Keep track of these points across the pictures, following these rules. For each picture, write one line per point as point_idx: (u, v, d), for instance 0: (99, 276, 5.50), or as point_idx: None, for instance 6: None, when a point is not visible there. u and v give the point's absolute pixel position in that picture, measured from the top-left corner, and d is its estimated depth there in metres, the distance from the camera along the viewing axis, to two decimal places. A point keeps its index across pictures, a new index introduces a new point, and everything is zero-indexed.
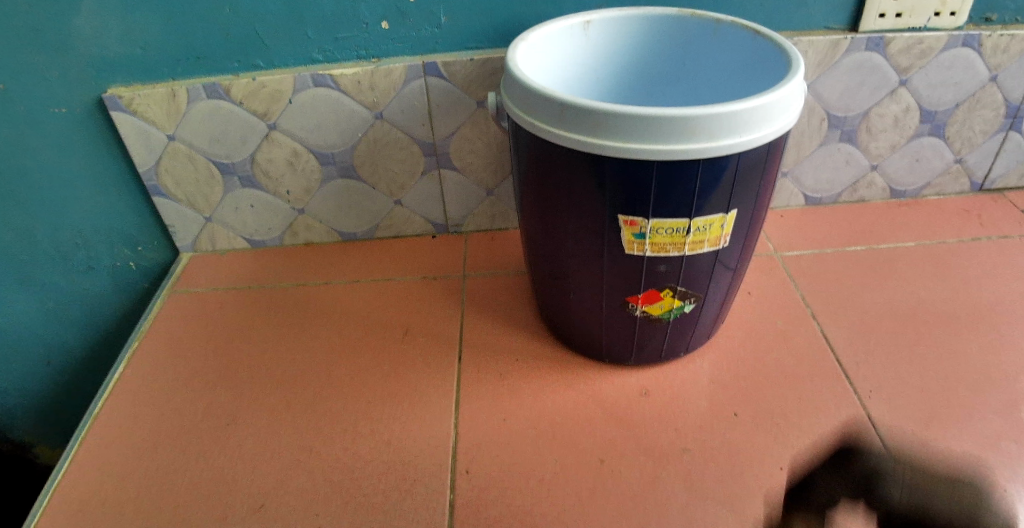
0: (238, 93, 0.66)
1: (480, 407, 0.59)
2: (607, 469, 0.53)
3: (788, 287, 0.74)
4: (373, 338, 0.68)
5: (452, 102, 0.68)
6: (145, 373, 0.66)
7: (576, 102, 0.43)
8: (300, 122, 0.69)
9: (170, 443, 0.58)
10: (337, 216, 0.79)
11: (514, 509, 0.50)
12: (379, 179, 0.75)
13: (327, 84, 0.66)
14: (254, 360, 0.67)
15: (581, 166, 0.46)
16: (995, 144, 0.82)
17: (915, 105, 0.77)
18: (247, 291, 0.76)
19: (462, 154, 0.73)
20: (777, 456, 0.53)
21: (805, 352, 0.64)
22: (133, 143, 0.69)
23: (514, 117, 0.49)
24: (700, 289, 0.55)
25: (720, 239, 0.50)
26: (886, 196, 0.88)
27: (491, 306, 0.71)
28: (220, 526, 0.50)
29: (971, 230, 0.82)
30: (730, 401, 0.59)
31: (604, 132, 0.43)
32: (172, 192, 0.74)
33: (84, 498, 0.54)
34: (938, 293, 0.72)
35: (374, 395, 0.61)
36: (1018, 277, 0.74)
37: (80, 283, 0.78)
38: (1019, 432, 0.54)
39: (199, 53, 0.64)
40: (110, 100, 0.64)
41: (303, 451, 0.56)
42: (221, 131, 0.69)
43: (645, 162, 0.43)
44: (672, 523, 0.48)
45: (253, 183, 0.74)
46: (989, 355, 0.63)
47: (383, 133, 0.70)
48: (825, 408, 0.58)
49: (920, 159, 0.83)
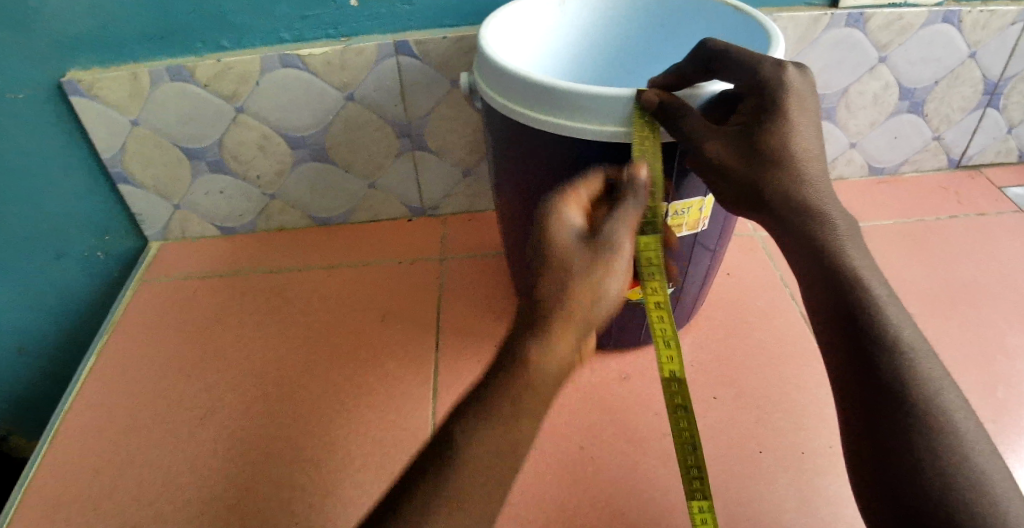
0: (203, 75, 0.63)
1: (460, 392, 0.59)
2: (587, 455, 0.54)
3: (768, 266, 0.74)
4: (350, 324, 0.68)
5: (426, 82, 0.66)
6: (119, 365, 0.65)
7: (551, 84, 0.42)
8: (270, 104, 0.67)
9: (144, 437, 0.58)
10: (311, 200, 0.77)
11: None
12: (354, 161, 0.73)
13: (296, 65, 0.63)
14: (234, 349, 0.66)
15: (554, 150, 0.45)
16: (973, 121, 0.82)
17: (894, 82, 0.77)
18: (221, 279, 0.74)
19: (438, 135, 0.71)
20: (756, 439, 0.55)
21: (783, 332, 0.66)
22: (97, 129, 0.66)
23: (487, 99, 0.48)
24: (678, 273, 0.55)
25: (699, 221, 0.50)
26: (866, 173, 0.88)
27: (473, 291, 0.71)
28: (199, 522, 0.50)
29: (949, 208, 0.83)
30: (710, 385, 0.60)
31: (581, 114, 0.42)
32: (139, 177, 0.72)
33: (57, 496, 0.53)
34: (915, 273, 0.73)
35: (350, 384, 0.61)
36: (995, 255, 0.75)
37: (46, 274, 0.76)
38: (989, 411, 0.57)
39: (162, 34, 0.61)
40: (69, 84, 0.62)
41: (284, 440, 0.56)
42: (188, 114, 0.66)
43: (621, 144, 0.43)
44: (654, 513, 0.50)
45: (222, 168, 0.72)
46: (962, 336, 0.65)
47: (356, 114, 0.68)
48: (802, 389, 0.59)
49: (899, 136, 0.83)
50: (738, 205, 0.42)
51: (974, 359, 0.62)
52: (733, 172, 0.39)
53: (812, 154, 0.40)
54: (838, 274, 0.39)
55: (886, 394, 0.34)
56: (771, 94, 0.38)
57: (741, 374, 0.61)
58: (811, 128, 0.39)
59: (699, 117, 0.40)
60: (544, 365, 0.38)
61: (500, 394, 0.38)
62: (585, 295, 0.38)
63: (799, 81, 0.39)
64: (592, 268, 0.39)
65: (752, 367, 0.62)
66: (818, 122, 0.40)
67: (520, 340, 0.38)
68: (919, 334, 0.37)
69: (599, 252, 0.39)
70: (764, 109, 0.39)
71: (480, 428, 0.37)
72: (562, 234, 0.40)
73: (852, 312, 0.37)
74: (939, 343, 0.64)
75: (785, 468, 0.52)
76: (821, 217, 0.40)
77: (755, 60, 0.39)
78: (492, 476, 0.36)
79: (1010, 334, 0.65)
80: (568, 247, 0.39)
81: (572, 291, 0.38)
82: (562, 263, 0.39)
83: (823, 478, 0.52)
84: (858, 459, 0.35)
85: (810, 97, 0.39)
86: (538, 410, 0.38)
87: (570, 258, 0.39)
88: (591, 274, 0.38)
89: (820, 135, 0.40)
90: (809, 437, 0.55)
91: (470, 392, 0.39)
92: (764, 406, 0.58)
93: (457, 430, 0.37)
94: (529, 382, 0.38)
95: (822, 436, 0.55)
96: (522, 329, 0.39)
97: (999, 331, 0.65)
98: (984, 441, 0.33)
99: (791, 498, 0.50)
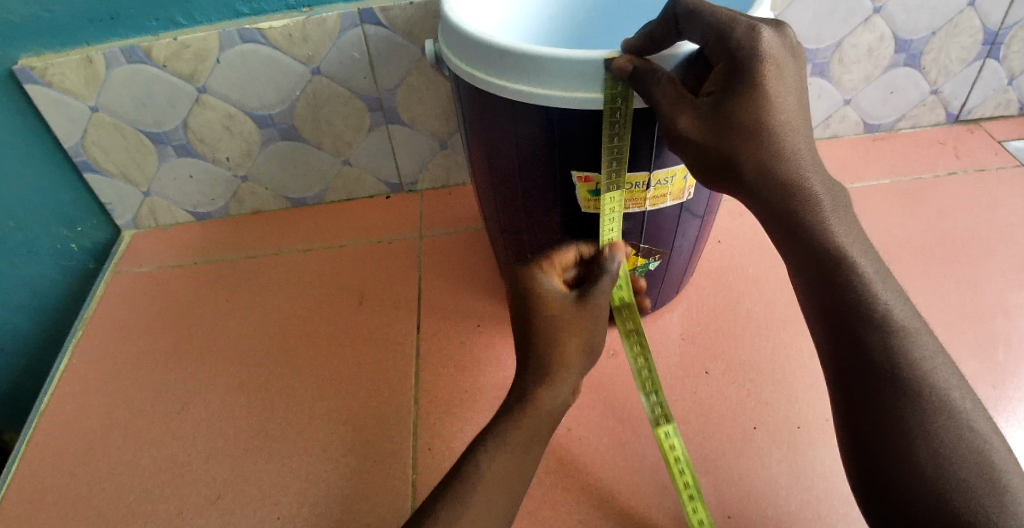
0: (160, 55, 0.61)
1: (444, 373, 0.58)
2: (574, 435, 0.53)
3: (759, 232, 0.72)
4: (329, 307, 0.66)
5: (393, 51, 0.64)
6: (94, 361, 0.63)
7: (514, 47, 0.39)
8: (232, 82, 0.64)
9: (121, 431, 0.56)
10: (283, 180, 0.75)
11: None
12: (323, 137, 0.71)
13: (256, 39, 0.61)
14: (211, 339, 0.64)
15: (519, 119, 0.43)
16: (972, 72, 0.79)
17: (890, 33, 0.73)
18: (195, 267, 0.73)
19: (410, 106, 0.69)
20: (749, 412, 0.54)
21: (774, 298, 0.64)
22: (55, 117, 0.64)
23: (452, 67, 0.46)
24: (665, 245, 0.54)
25: (683, 190, 0.48)
26: (860, 130, 0.86)
27: (454, 271, 0.69)
28: (177, 519, 0.49)
29: (946, 164, 0.80)
30: (702, 357, 0.59)
31: (550, 80, 0.40)
32: (103, 165, 0.70)
33: (34, 497, 0.52)
34: (913, 233, 0.71)
35: (331, 368, 0.60)
36: (994, 210, 0.73)
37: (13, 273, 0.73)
38: (992, 375, 0.56)
39: (113, 13, 0.59)
40: (20, 71, 0.59)
41: (261, 434, 0.55)
42: (147, 96, 0.64)
43: (592, 110, 0.41)
44: (643, 490, 0.49)
45: (189, 151, 0.70)
46: (963, 297, 0.63)
47: (322, 88, 0.66)
48: (797, 357, 0.58)
49: (894, 90, 0.80)
50: (715, 181, 0.40)
51: (973, 321, 0.61)
52: (710, 150, 0.38)
53: (795, 123, 0.37)
54: (834, 262, 0.37)
55: (891, 394, 0.34)
56: (746, 62, 0.35)
57: (730, 345, 0.60)
58: (791, 94, 0.37)
59: (671, 89, 0.37)
60: (551, 400, 0.44)
61: (513, 425, 0.43)
62: (578, 351, 0.45)
63: (776, 41, 0.36)
64: (582, 326, 0.45)
65: (742, 337, 0.61)
66: (797, 86, 0.38)
67: (527, 381, 0.44)
68: (917, 321, 0.36)
69: (586, 312, 0.45)
70: (741, 78, 0.36)
71: (496, 453, 0.41)
72: (550, 297, 0.45)
73: (849, 311, 0.36)
74: (936, 307, 0.62)
75: (777, 443, 0.51)
76: (811, 193, 0.38)
77: (727, 23, 0.36)
78: (506, 489, 0.41)
79: (1009, 294, 0.63)
80: (559, 309, 0.45)
81: (566, 349, 0.45)
82: (556, 325, 0.44)
83: (818, 450, 0.50)
84: (863, 457, 0.35)
85: (787, 60, 0.37)
86: (546, 434, 0.44)
87: (563, 320, 0.44)
88: (581, 334, 0.45)
89: (800, 99, 0.38)
90: (802, 408, 0.54)
91: (488, 425, 0.44)
92: (756, 376, 0.57)
93: (475, 453, 0.42)
94: (542, 413, 0.43)
95: (815, 407, 0.54)
96: (532, 373, 0.44)
97: (997, 291, 0.64)
98: (978, 411, 0.34)
99: (783, 472, 0.49)
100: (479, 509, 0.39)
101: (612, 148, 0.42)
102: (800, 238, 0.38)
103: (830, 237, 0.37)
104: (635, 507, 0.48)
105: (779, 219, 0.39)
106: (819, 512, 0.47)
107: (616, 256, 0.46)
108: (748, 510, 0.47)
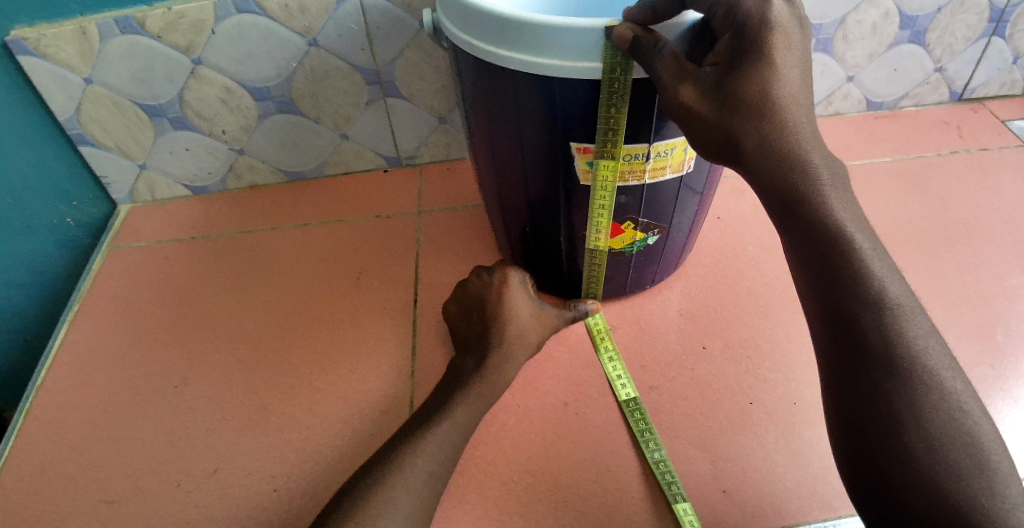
0: (155, 26, 0.60)
1: (441, 349, 0.59)
2: (571, 412, 0.53)
3: (759, 211, 0.72)
4: (326, 283, 0.66)
5: (393, 24, 0.63)
6: (90, 339, 0.63)
7: (516, 16, 0.38)
8: (228, 54, 0.63)
9: (119, 408, 0.57)
10: (281, 155, 0.75)
11: (476, 461, 0.50)
12: (322, 112, 0.71)
13: (252, 11, 0.60)
14: (208, 315, 0.64)
15: (516, 89, 0.42)
16: (977, 50, 0.78)
17: (895, 10, 0.72)
18: (191, 243, 0.73)
19: (408, 81, 0.69)
20: (746, 390, 0.54)
21: (774, 276, 0.64)
22: (50, 89, 0.63)
23: (452, 38, 0.45)
24: (664, 220, 0.53)
25: (683, 163, 0.47)
26: (862, 108, 0.85)
27: (453, 248, 0.69)
28: (176, 493, 0.50)
29: (949, 144, 0.80)
30: (700, 334, 0.59)
31: (552, 50, 0.39)
32: (100, 139, 0.70)
33: (33, 472, 0.52)
34: (916, 213, 0.71)
35: (328, 345, 0.60)
36: (998, 192, 0.72)
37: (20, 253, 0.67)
38: (994, 355, 0.56)
39: None
40: (14, 43, 0.59)
41: (257, 410, 0.55)
42: (143, 69, 0.63)
43: (591, 81, 0.40)
44: (639, 467, 0.49)
45: (185, 125, 0.70)
46: (966, 279, 0.63)
47: (320, 61, 0.65)
48: (796, 336, 0.58)
49: (898, 69, 0.79)
50: (716, 156, 0.40)
51: (975, 302, 0.61)
52: (712, 128, 0.38)
53: (799, 102, 0.37)
54: (835, 253, 0.37)
55: (894, 392, 0.34)
56: (754, 36, 0.35)
57: (730, 322, 0.60)
58: (794, 72, 0.37)
59: (673, 62, 0.36)
60: (503, 373, 0.51)
61: (471, 382, 0.50)
62: (532, 339, 0.55)
63: (785, 11, 0.36)
64: (536, 318, 0.56)
65: (741, 314, 0.61)
66: (801, 60, 0.37)
67: (492, 350, 0.52)
68: (917, 313, 0.36)
69: (545, 313, 0.57)
70: (746, 54, 0.36)
71: (458, 407, 0.48)
72: (517, 286, 0.56)
73: (849, 306, 0.36)
74: (934, 287, 0.62)
75: (774, 419, 0.52)
76: (814, 181, 0.38)
77: None
78: (457, 435, 0.46)
79: (1011, 276, 0.63)
80: (520, 295, 0.55)
81: (526, 334, 0.54)
82: (516, 306, 0.55)
83: (814, 429, 0.51)
84: (863, 456, 0.35)
85: (794, 35, 0.36)
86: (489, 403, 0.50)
87: (521, 304, 0.55)
88: (537, 324, 0.56)
89: (805, 76, 0.38)
90: (800, 388, 0.54)
91: (451, 389, 0.50)
92: (755, 353, 0.57)
93: (443, 409, 0.48)
94: (496, 382, 0.51)
95: (814, 385, 0.54)
96: (495, 339, 0.52)
97: (997, 273, 0.63)
98: (974, 402, 0.34)
99: (780, 449, 0.49)
100: (436, 445, 0.44)
101: (609, 118, 0.42)
102: (800, 226, 0.38)
103: (834, 227, 0.37)
104: (633, 482, 0.48)
105: (781, 206, 0.38)
106: (815, 488, 0.47)
107: (585, 304, 0.60)
108: (746, 486, 0.47)
